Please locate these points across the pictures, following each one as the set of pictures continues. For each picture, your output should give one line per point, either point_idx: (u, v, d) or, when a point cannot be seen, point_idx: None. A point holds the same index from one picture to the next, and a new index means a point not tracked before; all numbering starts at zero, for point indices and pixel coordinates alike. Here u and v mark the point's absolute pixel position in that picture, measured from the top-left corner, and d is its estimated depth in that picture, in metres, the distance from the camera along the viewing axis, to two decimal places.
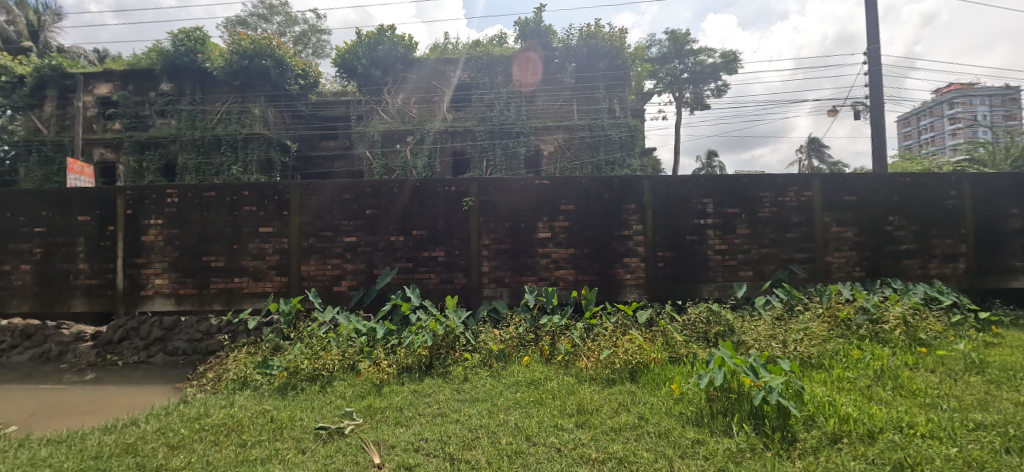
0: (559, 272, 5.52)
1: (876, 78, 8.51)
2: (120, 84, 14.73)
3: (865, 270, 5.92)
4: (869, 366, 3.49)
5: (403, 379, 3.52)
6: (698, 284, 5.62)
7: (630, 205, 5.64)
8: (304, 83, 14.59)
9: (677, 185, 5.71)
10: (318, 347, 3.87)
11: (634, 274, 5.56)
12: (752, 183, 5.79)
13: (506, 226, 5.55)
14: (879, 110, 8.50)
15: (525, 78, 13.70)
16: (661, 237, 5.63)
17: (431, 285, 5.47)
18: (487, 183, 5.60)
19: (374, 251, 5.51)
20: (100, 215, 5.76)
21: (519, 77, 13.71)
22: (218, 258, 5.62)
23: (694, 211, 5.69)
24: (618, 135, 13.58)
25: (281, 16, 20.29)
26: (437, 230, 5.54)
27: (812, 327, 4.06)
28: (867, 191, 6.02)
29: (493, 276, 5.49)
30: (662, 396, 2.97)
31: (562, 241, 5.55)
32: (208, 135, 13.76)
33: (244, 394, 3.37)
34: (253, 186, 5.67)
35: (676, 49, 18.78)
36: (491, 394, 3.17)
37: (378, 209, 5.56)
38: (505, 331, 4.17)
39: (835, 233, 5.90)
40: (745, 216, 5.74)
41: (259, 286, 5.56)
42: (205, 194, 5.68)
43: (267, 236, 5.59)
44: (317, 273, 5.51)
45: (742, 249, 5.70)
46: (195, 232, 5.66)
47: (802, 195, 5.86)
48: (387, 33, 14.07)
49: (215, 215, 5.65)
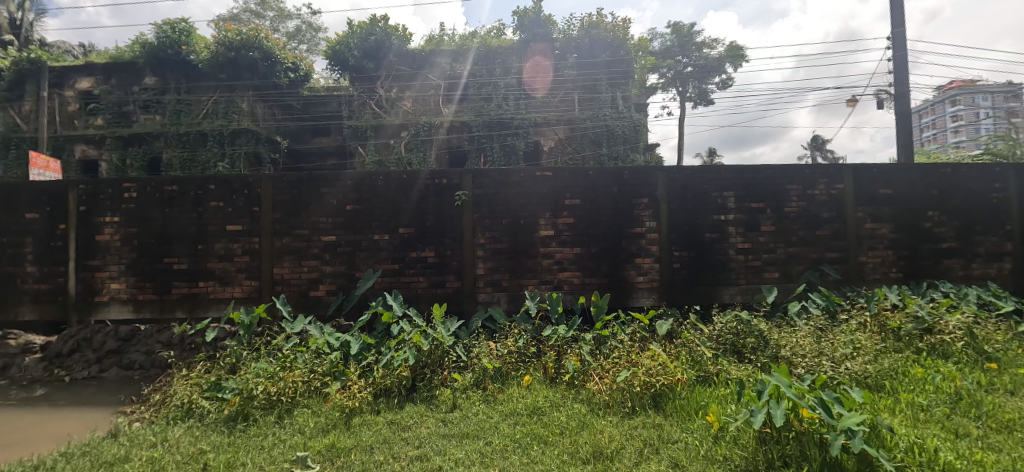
0: (563, 274, 4.92)
1: (900, 65, 7.96)
2: (103, 78, 14.06)
3: (902, 271, 5.33)
4: (940, 390, 2.91)
5: (378, 404, 2.92)
6: (720, 288, 5.02)
7: (641, 199, 5.04)
8: (295, 77, 13.88)
9: (694, 176, 5.12)
10: (281, 365, 3.26)
11: (647, 277, 4.97)
12: (778, 175, 5.21)
13: (503, 223, 4.94)
14: (904, 98, 7.91)
15: (539, 68, 13.13)
16: (676, 235, 5.04)
17: (419, 289, 4.87)
18: (482, 174, 5.00)
19: (356, 252, 4.91)
20: (50, 212, 5.15)
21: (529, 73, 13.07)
22: (182, 260, 5.01)
23: (713, 206, 5.09)
24: (623, 131, 13.04)
25: (273, 11, 19.67)
26: (426, 228, 4.93)
27: (861, 339, 3.46)
28: (904, 184, 5.43)
29: (490, 279, 4.89)
30: (698, 431, 2.39)
31: (566, 240, 4.95)
32: (194, 130, 13.12)
33: (183, 428, 2.78)
34: (220, 179, 5.06)
35: (680, 42, 18.20)
36: (486, 427, 2.59)
37: (360, 204, 4.96)
38: (502, 344, 3.56)
39: (869, 230, 5.32)
40: (770, 211, 5.15)
41: (226, 292, 4.95)
42: (167, 188, 5.07)
43: (236, 235, 4.99)
44: (292, 277, 4.90)
45: (767, 248, 5.10)
46: (155, 231, 5.05)
47: (833, 188, 5.28)
48: (381, 23, 13.37)
49: (178, 211, 5.04)
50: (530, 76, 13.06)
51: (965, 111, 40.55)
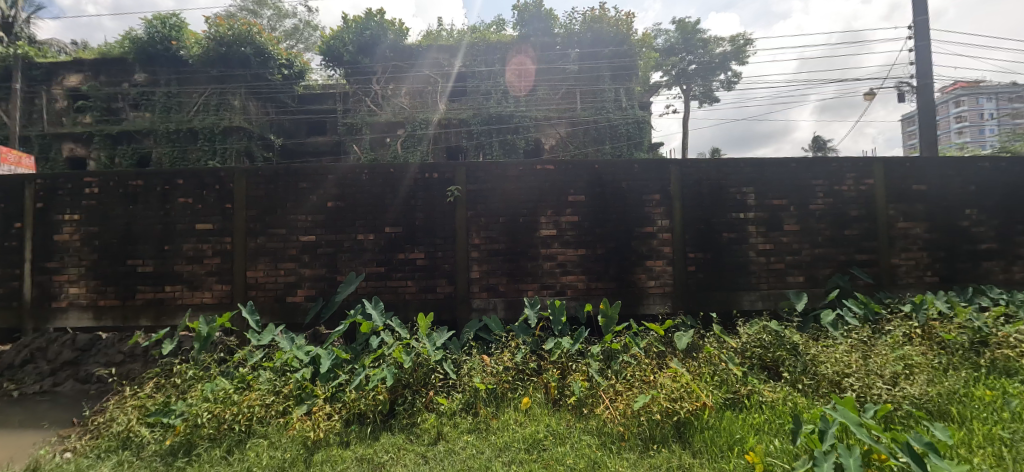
0: (567, 278, 4.45)
1: (922, 55, 7.49)
2: (92, 75, 13.54)
3: (938, 275, 4.86)
4: (1018, 419, 2.44)
5: (349, 434, 2.47)
6: (738, 293, 4.55)
7: (652, 195, 4.57)
8: (289, 73, 13.50)
9: (710, 169, 4.66)
10: (239, 386, 2.81)
11: (659, 281, 4.50)
12: (802, 168, 4.74)
13: (500, 222, 4.48)
14: (927, 90, 7.45)
15: (517, 58, 12.64)
16: (692, 235, 4.57)
17: (407, 295, 4.40)
18: (477, 167, 4.54)
19: (337, 253, 4.45)
20: (4, 210, 4.67)
21: (518, 73, 12.63)
22: (147, 262, 4.54)
23: (732, 203, 4.63)
24: (627, 128, 12.56)
25: (270, 10, 19.28)
26: (415, 227, 4.47)
27: (913, 355, 3.00)
28: (939, 179, 4.96)
29: (485, 283, 4.43)
30: None
31: (569, 241, 4.48)
32: (183, 128, 12.56)
33: (112, 465, 2.32)
34: (189, 173, 4.60)
35: (684, 39, 17.73)
36: (475, 467, 2.13)
37: (342, 201, 4.50)
38: (497, 360, 3.10)
39: (902, 230, 4.85)
40: (794, 209, 4.68)
41: (195, 297, 4.48)
42: (131, 183, 4.61)
43: (206, 234, 4.53)
44: (267, 281, 4.44)
45: (791, 250, 4.63)
46: (119, 230, 4.58)
47: (863, 183, 4.82)
48: (377, 17, 12.96)
49: (143, 208, 4.59)
50: (520, 79, 12.61)
51: (969, 110, 40.11)
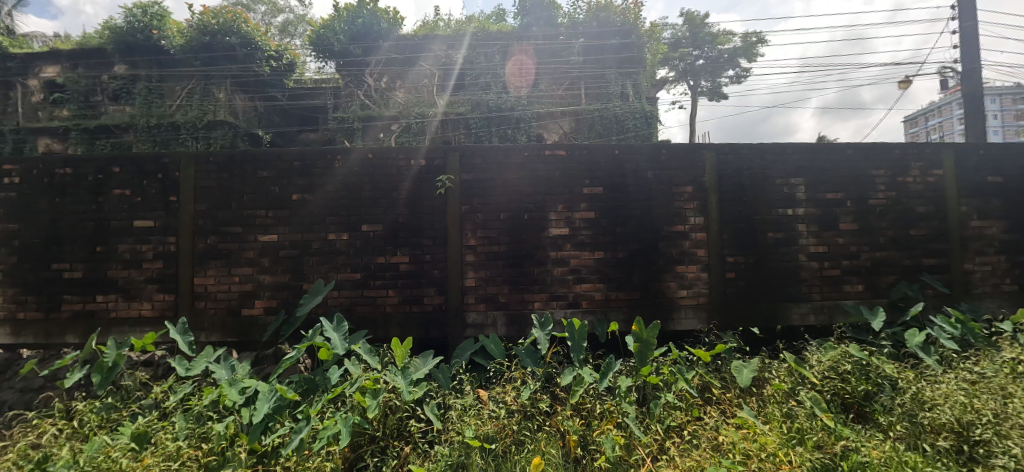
0: (581, 288, 3.69)
1: (967, 37, 6.73)
2: (68, 66, 12.56)
3: (1018, 282, 4.08)
4: None
5: None
6: (786, 304, 3.79)
7: (683, 187, 3.81)
8: (277, 65, 12.54)
9: (753, 156, 3.89)
10: (140, 443, 2.10)
11: (691, 290, 3.74)
12: (860, 156, 3.98)
13: (501, 219, 3.71)
14: (973, 76, 6.68)
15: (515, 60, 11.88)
16: (730, 235, 3.80)
17: (387, 307, 3.63)
18: (473, 152, 3.77)
19: (303, 257, 3.68)
20: None
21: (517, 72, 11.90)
22: (76, 267, 3.77)
23: (777, 196, 3.87)
24: (634, 123, 11.77)
25: (264, 5, 18.52)
26: (398, 225, 3.70)
27: None
28: (1018, 170, 4.18)
29: (482, 294, 3.66)
30: None
31: (584, 241, 3.72)
32: (165, 122, 11.65)
33: None
34: (127, 159, 3.82)
35: (692, 32, 16.92)
36: None
37: (310, 193, 3.73)
38: (500, 400, 2.39)
39: (976, 229, 4.08)
40: (851, 204, 3.92)
41: (132, 309, 3.71)
42: (58, 172, 3.83)
43: (146, 233, 3.76)
44: (218, 290, 3.67)
45: (847, 253, 3.87)
46: (42, 229, 3.80)
47: (931, 174, 4.05)
48: (369, 5, 12.08)
49: (72, 202, 3.81)
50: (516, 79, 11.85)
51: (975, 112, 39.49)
